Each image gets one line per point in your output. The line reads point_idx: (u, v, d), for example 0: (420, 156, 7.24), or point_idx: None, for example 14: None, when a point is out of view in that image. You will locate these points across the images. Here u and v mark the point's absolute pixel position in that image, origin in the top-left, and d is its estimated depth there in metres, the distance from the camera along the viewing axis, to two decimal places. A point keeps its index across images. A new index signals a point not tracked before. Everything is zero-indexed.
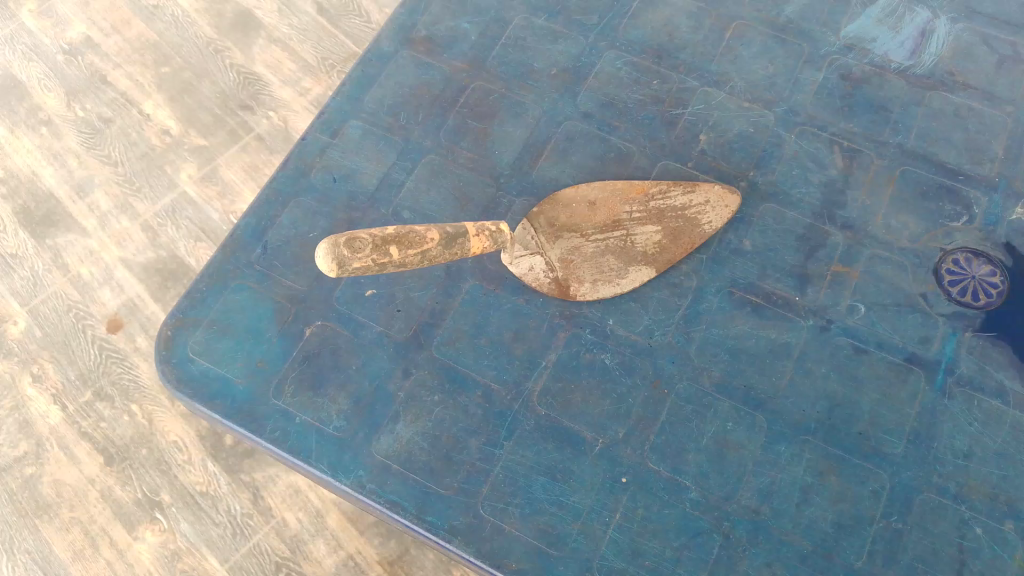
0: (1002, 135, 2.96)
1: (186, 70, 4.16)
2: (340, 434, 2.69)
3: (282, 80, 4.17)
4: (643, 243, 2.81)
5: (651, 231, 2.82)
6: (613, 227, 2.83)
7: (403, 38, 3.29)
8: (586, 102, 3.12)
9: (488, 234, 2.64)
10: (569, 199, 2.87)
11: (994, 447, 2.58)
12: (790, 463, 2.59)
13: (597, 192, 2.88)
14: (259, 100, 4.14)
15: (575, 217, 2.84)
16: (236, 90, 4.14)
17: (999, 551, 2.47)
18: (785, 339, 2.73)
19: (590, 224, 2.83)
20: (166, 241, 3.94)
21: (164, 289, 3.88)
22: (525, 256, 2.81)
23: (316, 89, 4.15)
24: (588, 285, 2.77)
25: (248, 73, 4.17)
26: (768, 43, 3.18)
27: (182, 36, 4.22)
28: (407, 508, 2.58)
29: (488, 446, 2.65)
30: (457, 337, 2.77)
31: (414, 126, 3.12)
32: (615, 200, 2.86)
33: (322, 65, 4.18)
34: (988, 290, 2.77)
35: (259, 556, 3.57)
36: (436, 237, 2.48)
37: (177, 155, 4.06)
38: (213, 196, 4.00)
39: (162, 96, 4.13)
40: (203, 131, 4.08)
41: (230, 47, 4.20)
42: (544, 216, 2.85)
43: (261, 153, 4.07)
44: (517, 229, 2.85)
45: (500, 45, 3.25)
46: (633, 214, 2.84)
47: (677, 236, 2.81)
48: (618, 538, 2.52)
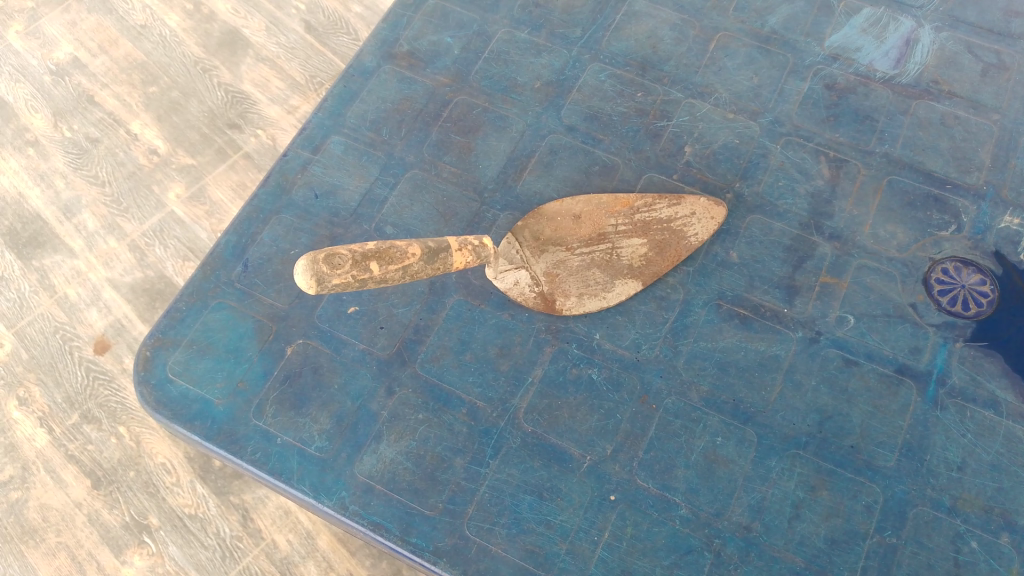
0: (989, 143, 2.95)
1: (174, 89, 4.14)
2: (322, 455, 2.62)
3: (271, 98, 4.15)
4: (629, 256, 2.78)
5: (637, 244, 2.78)
6: (598, 240, 2.79)
7: (385, 53, 3.27)
8: (570, 115, 3.10)
9: (471, 248, 2.57)
10: (554, 213, 2.84)
11: (988, 459, 2.54)
12: (782, 477, 2.54)
13: (582, 206, 2.84)
14: (247, 118, 4.11)
15: (560, 230, 2.81)
16: (224, 109, 4.11)
17: (995, 565, 2.42)
18: (774, 351, 2.69)
19: (576, 237, 2.80)
20: (154, 260, 3.90)
21: (152, 309, 3.83)
22: (510, 271, 2.77)
23: (304, 106, 4.12)
24: (575, 299, 2.73)
25: (235, 91, 4.14)
26: (751, 54, 3.17)
27: (170, 56, 4.20)
28: (391, 530, 2.51)
29: (473, 464, 2.58)
30: (441, 354, 2.71)
31: (397, 141, 3.09)
32: (601, 214, 2.82)
33: (310, 82, 4.16)
34: (978, 298, 2.74)
35: None
36: (418, 252, 2.43)
37: (165, 175, 4.02)
38: (201, 215, 3.96)
39: (149, 116, 4.10)
40: (190, 150, 4.05)
41: (218, 66, 4.18)
42: (529, 230, 2.81)
43: (249, 172, 4.04)
44: (502, 244, 2.81)
45: (483, 59, 3.23)
46: (619, 226, 2.81)
47: (663, 248, 2.78)
48: (608, 557, 2.46)
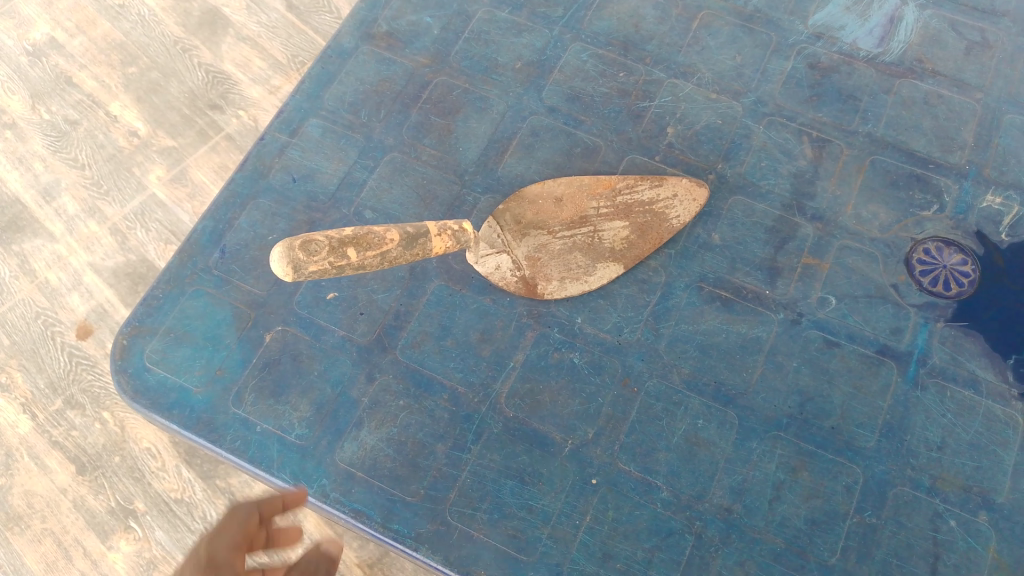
0: (973, 122, 2.94)
1: (153, 70, 4.06)
2: (302, 442, 2.60)
3: (252, 79, 4.08)
4: (611, 239, 2.75)
5: (619, 227, 2.76)
6: (580, 222, 2.76)
7: (363, 33, 3.22)
8: (551, 97, 3.07)
9: (450, 233, 2.53)
10: (536, 196, 2.80)
11: (967, 438, 2.54)
12: (763, 459, 2.54)
13: (563, 189, 2.81)
14: (228, 99, 4.04)
15: (541, 213, 2.77)
16: (204, 90, 4.03)
17: (973, 543, 2.43)
18: (756, 333, 2.69)
19: (557, 220, 2.76)
20: (135, 244, 3.85)
21: (135, 293, 3.79)
22: (491, 255, 2.73)
23: (285, 87, 4.06)
24: (557, 284, 2.71)
25: (216, 71, 4.07)
26: (735, 33, 3.14)
27: (149, 35, 4.12)
28: (373, 516, 2.50)
29: (454, 450, 2.57)
30: (422, 340, 2.69)
31: (376, 123, 3.06)
32: (583, 197, 2.79)
33: (292, 62, 4.09)
34: (959, 279, 2.74)
35: None
36: (397, 237, 2.40)
37: (145, 157, 3.96)
38: (183, 198, 3.91)
39: (128, 97, 4.03)
40: (171, 132, 3.98)
41: (198, 46, 4.10)
42: (510, 213, 2.77)
43: (231, 154, 3.97)
44: (483, 227, 2.76)
45: (463, 39, 3.19)
46: (601, 209, 2.77)
47: (645, 231, 2.76)
48: (589, 541, 2.46)
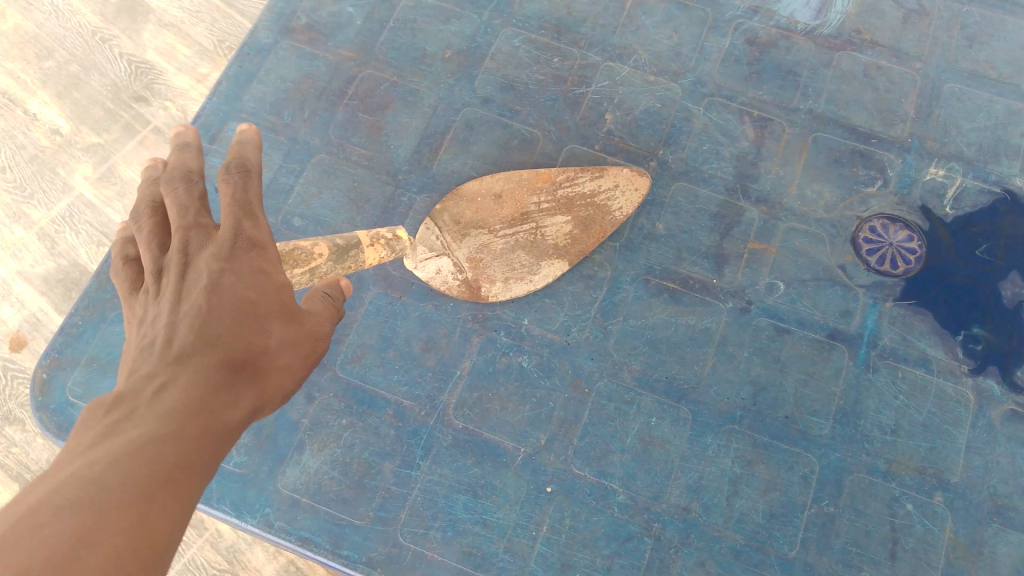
0: (913, 93, 2.89)
1: (72, 62, 3.54)
2: (242, 470, 2.48)
3: (177, 67, 3.54)
4: (555, 235, 2.64)
5: (561, 221, 2.65)
6: (521, 220, 2.65)
7: (282, 28, 3.04)
8: (484, 87, 2.94)
9: (384, 242, 2.39)
10: (474, 193, 2.68)
11: (920, 419, 2.52)
12: (718, 454, 2.49)
13: (502, 184, 2.68)
14: (153, 90, 3.50)
15: (480, 212, 2.65)
16: (128, 82, 3.50)
17: (930, 526, 2.42)
18: (706, 325, 2.62)
19: (498, 218, 2.65)
20: (66, 248, 3.37)
21: (69, 301, 3.32)
22: (431, 259, 2.61)
23: (215, 74, 3.53)
24: (500, 285, 2.60)
25: (139, 62, 3.53)
26: (670, 10, 3.04)
27: (64, 26, 3.57)
28: (321, 543, 2.41)
29: (403, 468, 2.48)
30: (362, 353, 2.58)
31: (300, 124, 2.90)
32: (522, 192, 2.67)
33: (220, 48, 3.57)
34: (907, 256, 2.70)
35: (197, 571, 3.07)
36: (326, 251, 2.13)
37: (70, 155, 3.47)
38: (113, 197, 3.42)
39: (48, 92, 3.53)
40: (96, 128, 3.48)
41: (118, 35, 3.55)
42: (448, 213, 2.65)
43: (161, 149, 3.45)
44: (421, 230, 2.64)
45: (388, 29, 3.03)
46: (542, 204, 2.66)
47: (588, 225, 2.66)
48: (547, 552, 2.40)
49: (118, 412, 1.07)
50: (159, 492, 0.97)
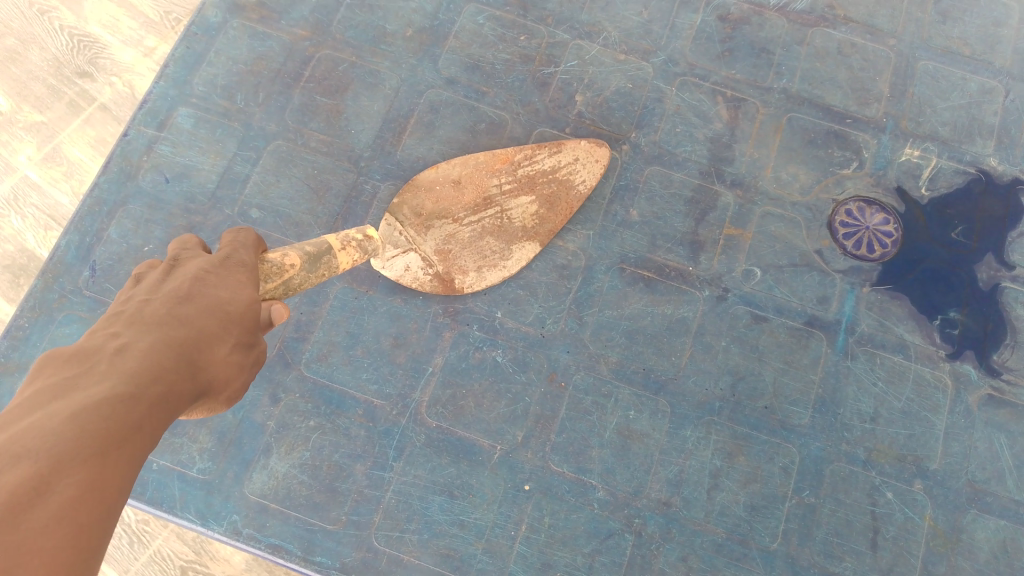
0: (887, 72, 2.84)
1: (8, 36, 3.27)
2: (207, 477, 2.37)
3: (122, 41, 3.27)
4: (522, 218, 2.55)
5: (526, 202, 2.56)
6: (485, 205, 2.54)
7: (231, 5, 2.87)
8: (448, 67, 2.82)
9: (357, 244, 2.25)
10: (430, 182, 2.54)
11: (899, 406, 2.50)
12: (698, 447, 2.45)
13: (458, 169, 2.55)
14: (97, 65, 3.25)
15: (442, 201, 2.52)
16: (70, 56, 3.25)
17: (909, 514, 2.41)
18: (682, 314, 2.57)
19: (460, 206, 2.53)
20: (11, 232, 3.18)
21: (17, 287, 3.15)
22: (398, 255, 2.47)
23: (162, 48, 3.26)
24: (474, 275, 2.51)
25: (82, 35, 3.27)
26: None
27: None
28: (293, 551, 2.32)
29: (376, 469, 2.39)
30: (329, 351, 2.48)
31: (254, 108, 2.76)
32: (481, 175, 2.55)
33: (165, 20, 3.29)
34: (883, 240, 2.66)
35: (162, 563, 2.96)
36: (298, 261, 1.94)
37: (11, 135, 3.23)
38: (59, 178, 3.21)
39: None
40: (38, 105, 3.24)
41: (58, 6, 3.29)
42: (407, 206, 2.51)
43: (108, 126, 3.24)
44: (381, 227, 2.48)
45: (345, 6, 2.88)
46: (503, 186, 2.56)
47: (553, 203, 2.57)
48: (527, 551, 2.34)
49: (80, 365, 1.04)
50: (117, 452, 0.94)
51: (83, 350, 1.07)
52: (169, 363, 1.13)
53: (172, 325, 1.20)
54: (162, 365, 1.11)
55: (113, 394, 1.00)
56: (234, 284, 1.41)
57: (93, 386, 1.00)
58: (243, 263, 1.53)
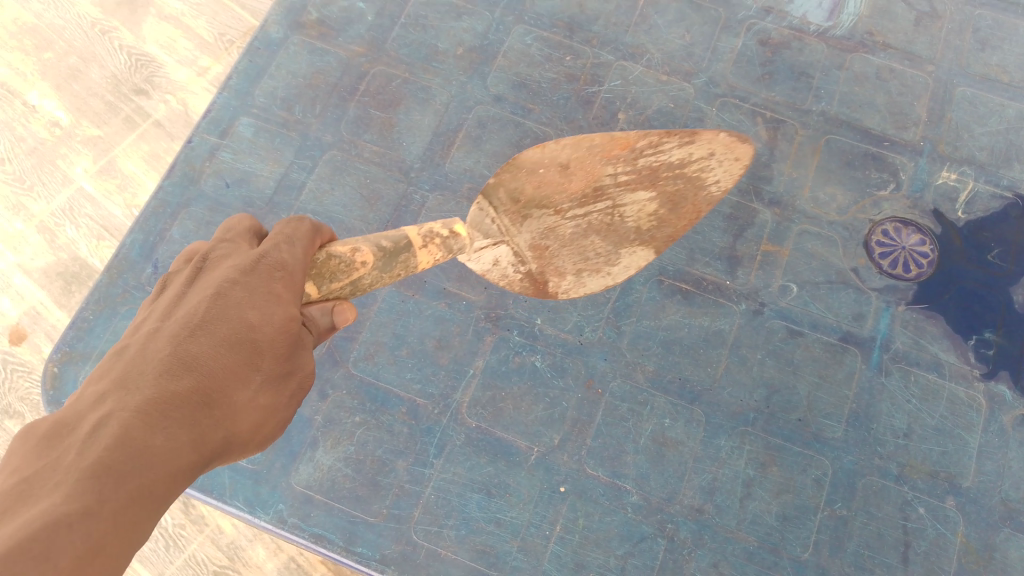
0: (925, 97, 2.90)
1: (72, 54, 3.43)
2: (255, 467, 2.47)
3: (178, 60, 3.42)
4: (635, 217, 2.01)
5: (643, 199, 1.98)
6: (594, 196, 1.98)
7: (292, 22, 3.03)
8: (496, 84, 2.94)
9: (439, 241, 1.83)
10: (534, 163, 1.95)
11: (933, 423, 2.52)
12: (731, 456, 2.49)
13: (569, 150, 1.93)
14: (154, 83, 3.39)
15: (544, 186, 1.97)
16: (128, 74, 3.39)
17: (942, 530, 2.42)
18: (719, 326, 2.62)
19: (565, 195, 1.98)
20: (66, 241, 3.27)
21: (69, 294, 3.23)
22: (487, 247, 2.03)
23: (216, 68, 3.41)
24: (572, 280, 2.13)
25: (140, 55, 3.41)
26: (683, 9, 3.03)
27: (63, 17, 3.48)
28: (334, 541, 2.40)
29: (416, 466, 2.47)
30: (375, 351, 2.57)
31: (312, 119, 2.89)
32: (594, 161, 1.94)
33: (220, 42, 3.44)
34: (919, 260, 2.71)
35: (196, 568, 2.97)
36: (370, 258, 1.66)
37: (70, 149, 3.35)
38: (114, 190, 3.31)
39: (48, 84, 3.41)
40: (96, 120, 3.37)
41: (118, 26, 3.44)
42: (503, 188, 1.97)
43: (161, 141, 3.36)
44: (469, 209, 1.99)
45: (400, 25, 3.02)
46: (618, 176, 1.96)
47: (677, 203, 2.01)
48: (561, 551, 2.40)
49: (56, 453, 1.03)
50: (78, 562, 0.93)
51: (65, 431, 1.07)
52: (159, 437, 1.09)
53: (173, 382, 1.16)
54: (155, 440, 1.08)
55: (80, 492, 0.97)
56: (260, 306, 1.33)
57: (56, 490, 0.97)
58: (285, 270, 1.43)
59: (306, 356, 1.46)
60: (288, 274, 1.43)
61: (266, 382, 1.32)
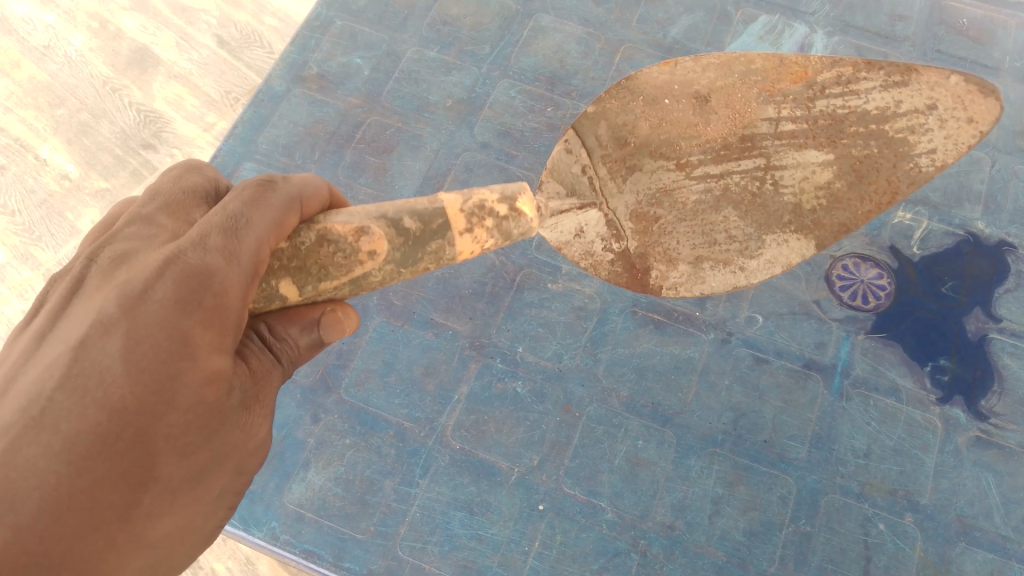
0: None
1: (83, 111, 3.39)
2: (251, 486, 2.62)
3: (185, 117, 3.38)
4: (795, 185, 1.91)
5: (811, 159, 1.90)
6: (741, 146, 1.93)
7: (294, 76, 3.30)
8: (482, 133, 3.16)
9: (488, 222, 1.58)
10: (659, 90, 1.93)
11: (891, 444, 2.68)
12: (701, 475, 2.64)
13: (714, 76, 1.93)
14: (161, 138, 3.34)
15: (679, 126, 1.93)
16: (137, 129, 3.35)
17: (901, 544, 2.56)
18: (689, 354, 2.79)
19: (701, 141, 1.93)
20: None
21: None
22: (570, 212, 1.98)
23: (221, 123, 3.34)
24: (685, 269, 1.97)
25: (149, 111, 3.39)
26: (656, 64, 3.27)
27: (75, 75, 3.43)
28: (324, 556, 2.53)
29: (403, 485, 2.62)
30: (366, 377, 2.75)
31: (311, 164, 3.14)
32: (751, 94, 1.93)
33: (225, 99, 3.36)
34: (877, 292, 2.88)
35: None
36: (367, 247, 1.49)
37: (79, 201, 3.27)
38: None
39: (59, 139, 3.36)
40: (104, 173, 3.31)
41: (128, 85, 3.42)
42: (612, 128, 1.95)
43: None
44: (560, 156, 1.98)
45: (394, 79, 3.26)
46: (778, 122, 1.92)
47: (862, 174, 1.88)
48: (539, 566, 2.52)
49: None
50: None
51: None
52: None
53: (30, 522, 1.14)
54: None
55: None
56: (158, 398, 1.25)
57: None
58: (210, 309, 1.30)
59: (241, 426, 1.41)
60: (213, 313, 1.31)
61: (164, 495, 1.28)
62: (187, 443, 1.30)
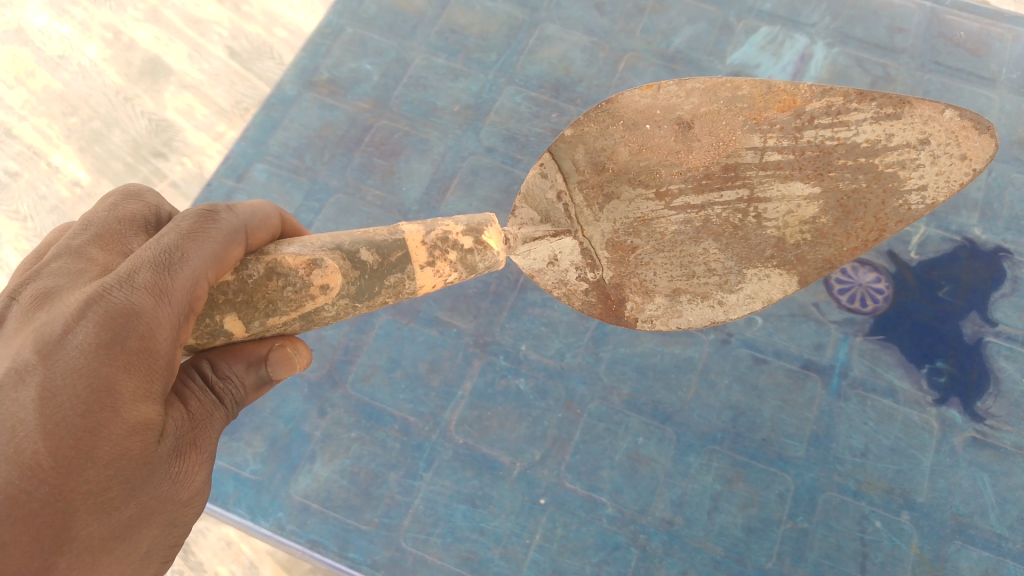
0: None
1: (95, 119, 3.40)
2: (258, 477, 2.67)
3: (195, 125, 3.37)
4: (780, 219, 1.82)
5: (795, 193, 1.79)
6: (722, 177, 1.81)
7: (305, 81, 3.39)
8: (488, 137, 3.23)
9: (447, 252, 1.58)
10: (640, 114, 1.78)
11: (888, 443, 2.72)
12: (700, 472, 2.68)
13: (698, 102, 1.75)
14: (171, 146, 3.34)
15: (656, 153, 1.80)
16: (149, 138, 3.36)
17: (897, 541, 2.59)
18: (689, 354, 2.84)
19: (683, 168, 1.81)
20: None
21: None
22: (545, 240, 1.87)
23: (231, 133, 3.33)
24: (662, 302, 1.90)
25: (160, 120, 3.39)
26: (658, 73, 3.34)
27: (89, 84, 3.45)
28: (329, 546, 2.58)
29: (407, 478, 2.67)
30: (372, 373, 2.80)
31: (320, 166, 3.22)
32: (736, 122, 1.76)
33: (236, 109, 3.37)
34: (875, 295, 2.92)
35: None
36: (319, 278, 1.45)
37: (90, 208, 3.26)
38: None
39: (71, 147, 3.36)
40: (116, 180, 3.30)
41: (140, 94, 3.42)
42: (590, 153, 1.83)
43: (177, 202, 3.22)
44: (535, 180, 1.88)
45: (402, 85, 3.34)
46: (763, 153, 1.78)
47: (850, 211, 1.78)
48: (540, 559, 2.56)
49: None
50: None
51: None
52: None
53: None
54: None
55: None
56: (85, 437, 1.15)
57: None
58: (134, 353, 1.20)
59: (175, 474, 1.30)
60: (138, 358, 1.21)
61: (82, 554, 1.17)
62: (110, 496, 1.19)
